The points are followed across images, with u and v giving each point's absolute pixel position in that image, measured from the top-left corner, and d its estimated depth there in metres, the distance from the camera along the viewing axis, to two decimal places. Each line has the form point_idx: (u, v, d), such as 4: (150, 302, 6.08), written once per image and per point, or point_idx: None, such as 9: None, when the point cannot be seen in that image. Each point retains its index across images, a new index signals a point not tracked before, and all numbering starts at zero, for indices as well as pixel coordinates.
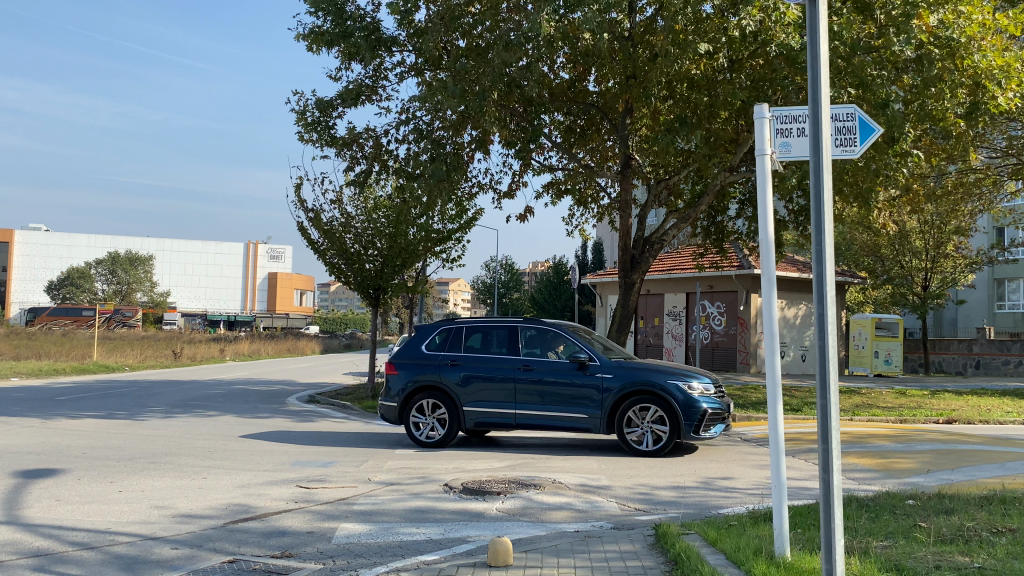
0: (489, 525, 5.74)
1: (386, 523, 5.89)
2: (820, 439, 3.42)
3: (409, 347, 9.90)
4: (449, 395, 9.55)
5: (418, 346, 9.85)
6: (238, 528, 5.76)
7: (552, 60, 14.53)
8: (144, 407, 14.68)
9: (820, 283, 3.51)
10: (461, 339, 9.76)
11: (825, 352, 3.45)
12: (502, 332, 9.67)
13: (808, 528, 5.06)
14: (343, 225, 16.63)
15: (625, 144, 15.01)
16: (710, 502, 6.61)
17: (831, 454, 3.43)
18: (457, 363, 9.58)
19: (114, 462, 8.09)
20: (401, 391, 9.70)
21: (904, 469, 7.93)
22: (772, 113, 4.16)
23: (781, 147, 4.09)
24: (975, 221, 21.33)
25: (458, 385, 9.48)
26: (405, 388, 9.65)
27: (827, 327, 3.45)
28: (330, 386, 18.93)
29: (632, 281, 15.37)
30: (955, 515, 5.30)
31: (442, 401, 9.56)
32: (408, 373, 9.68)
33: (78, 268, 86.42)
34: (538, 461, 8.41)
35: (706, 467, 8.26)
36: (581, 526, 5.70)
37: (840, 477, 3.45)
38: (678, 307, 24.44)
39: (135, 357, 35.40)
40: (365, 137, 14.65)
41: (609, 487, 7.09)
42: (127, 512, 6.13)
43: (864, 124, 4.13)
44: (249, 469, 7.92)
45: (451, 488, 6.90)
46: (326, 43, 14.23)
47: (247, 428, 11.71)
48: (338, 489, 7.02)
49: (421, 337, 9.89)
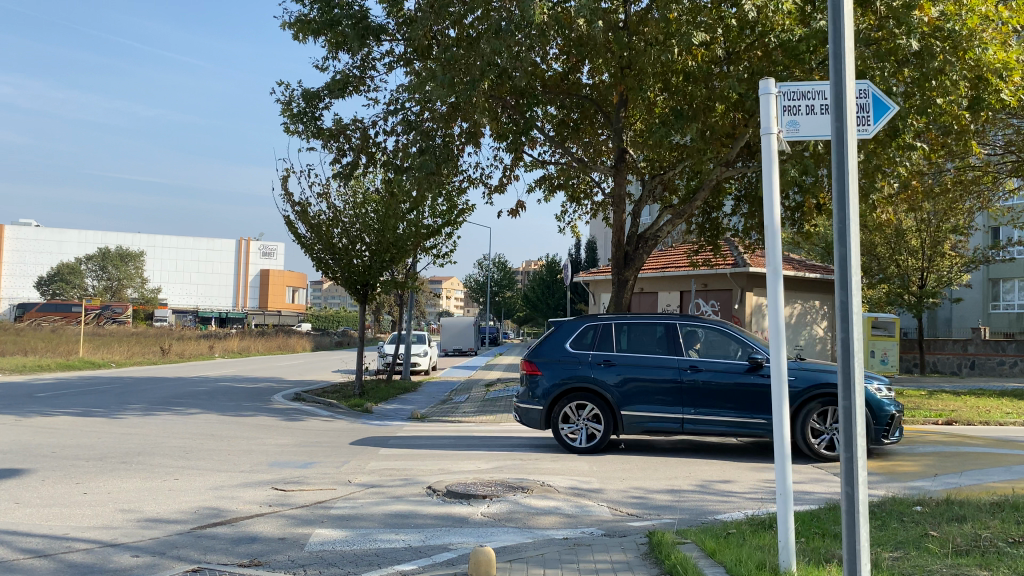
0: (473, 531, 5.41)
1: (364, 529, 5.56)
2: (842, 445, 3.09)
3: (550, 345, 9.29)
4: (606, 397, 8.92)
5: (563, 344, 9.23)
6: (205, 534, 5.41)
7: (545, 51, 14.20)
8: (125, 404, 14.31)
9: (843, 268, 3.17)
10: (612, 337, 9.14)
11: (848, 347, 3.13)
12: (650, 329, 9.06)
13: (812, 538, 4.75)
14: (331, 220, 16.20)
15: (618, 138, 14.71)
16: (706, 507, 6.30)
17: (854, 463, 3.08)
18: (611, 362, 8.96)
19: (84, 462, 7.74)
20: (548, 392, 9.06)
21: (907, 473, 7.64)
22: (778, 88, 3.84)
23: (787, 127, 3.80)
24: (973, 220, 21.09)
25: (613, 386, 8.87)
26: (553, 391, 9.03)
27: (850, 317, 3.14)
28: (318, 384, 18.57)
29: (626, 278, 15.03)
30: (967, 523, 5.00)
31: (596, 404, 8.92)
32: (557, 373, 9.05)
33: (69, 264, 85.74)
34: (528, 462, 8.08)
35: (702, 470, 7.95)
36: (570, 533, 5.37)
37: (865, 491, 3.10)
38: (672, 305, 24.13)
39: (123, 354, 34.97)
40: (352, 128, 14.27)
41: (601, 490, 6.77)
42: (89, 516, 5.78)
43: (879, 102, 3.81)
44: (225, 470, 7.57)
45: (434, 491, 6.58)
46: (312, 32, 13.84)
47: (228, 426, 11.36)
48: (316, 492, 6.69)
49: (566, 335, 9.27)
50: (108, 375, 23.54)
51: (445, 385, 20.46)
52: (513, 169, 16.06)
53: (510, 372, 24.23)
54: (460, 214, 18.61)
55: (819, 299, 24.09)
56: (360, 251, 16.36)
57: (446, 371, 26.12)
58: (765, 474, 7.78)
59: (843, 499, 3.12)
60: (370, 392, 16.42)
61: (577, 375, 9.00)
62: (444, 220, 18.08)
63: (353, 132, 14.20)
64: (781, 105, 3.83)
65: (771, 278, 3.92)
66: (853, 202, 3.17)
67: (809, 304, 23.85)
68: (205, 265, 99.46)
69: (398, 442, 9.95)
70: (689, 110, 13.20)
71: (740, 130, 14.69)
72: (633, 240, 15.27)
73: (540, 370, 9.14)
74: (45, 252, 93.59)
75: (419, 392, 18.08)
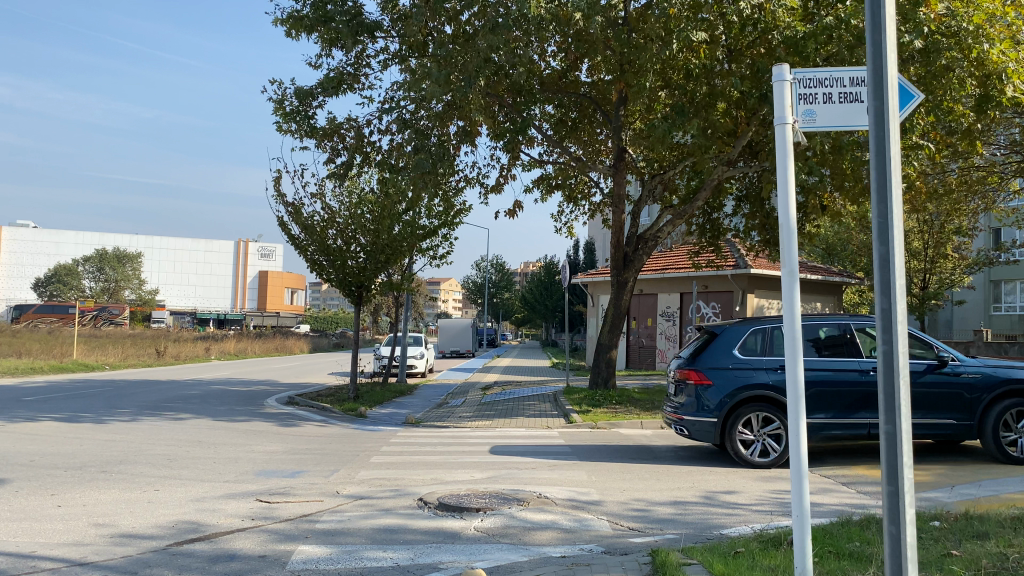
0: (465, 549, 5.11)
1: (350, 545, 5.25)
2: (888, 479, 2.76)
3: (715, 353, 8.54)
4: (784, 401, 8.24)
5: (729, 351, 8.50)
6: (181, 551, 5.11)
7: (542, 47, 13.90)
8: (114, 409, 14.00)
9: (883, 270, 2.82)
10: (783, 342, 8.51)
11: (892, 366, 2.77)
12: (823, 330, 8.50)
13: (826, 558, 4.45)
14: (325, 220, 15.88)
15: (618, 137, 14.40)
16: (711, 520, 6.01)
17: (902, 501, 2.74)
18: None
19: (61, 471, 7.44)
20: (723, 404, 8.28)
21: (920, 483, 7.35)
22: (793, 75, 3.54)
23: (804, 116, 3.51)
24: (978, 221, 20.79)
25: (790, 389, 8.22)
26: (728, 402, 8.27)
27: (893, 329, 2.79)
28: (312, 387, 18.26)
29: (625, 280, 14.73)
30: (989, 540, 4.71)
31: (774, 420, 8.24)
32: (730, 381, 8.31)
33: (66, 265, 85.39)
34: (524, 472, 7.79)
35: (704, 479, 7.66)
36: (568, 550, 5.07)
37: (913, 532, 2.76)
38: (672, 307, 23.84)
39: (118, 356, 34.64)
40: (347, 127, 13.94)
41: (600, 502, 6.48)
42: (59, 531, 5.47)
43: (903, 90, 3.54)
44: (208, 480, 7.28)
45: (425, 504, 6.27)
46: (306, 28, 13.48)
47: (218, 432, 11.06)
48: (302, 505, 6.38)
49: (730, 341, 8.55)
50: (100, 378, 23.21)
51: (441, 388, 20.17)
52: (511, 169, 15.76)
53: (508, 375, 23.95)
54: (456, 215, 18.30)
55: (819, 301, 23.83)
56: (356, 252, 16.06)
57: (443, 374, 25.82)
58: (770, 484, 7.49)
59: (887, 540, 2.79)
60: (365, 396, 16.13)
61: (750, 382, 8.28)
62: (440, 220, 17.79)
63: (347, 131, 13.86)
64: (796, 93, 3.53)
65: (786, 282, 3.50)
66: (896, 196, 2.81)
67: (810, 306, 23.56)
68: (202, 266, 99.10)
69: (391, 449, 9.66)
70: (691, 108, 12.87)
71: (742, 129, 14.39)
72: (633, 241, 14.97)
73: (710, 379, 8.37)
74: (42, 253, 93.21)
75: (415, 395, 17.78)
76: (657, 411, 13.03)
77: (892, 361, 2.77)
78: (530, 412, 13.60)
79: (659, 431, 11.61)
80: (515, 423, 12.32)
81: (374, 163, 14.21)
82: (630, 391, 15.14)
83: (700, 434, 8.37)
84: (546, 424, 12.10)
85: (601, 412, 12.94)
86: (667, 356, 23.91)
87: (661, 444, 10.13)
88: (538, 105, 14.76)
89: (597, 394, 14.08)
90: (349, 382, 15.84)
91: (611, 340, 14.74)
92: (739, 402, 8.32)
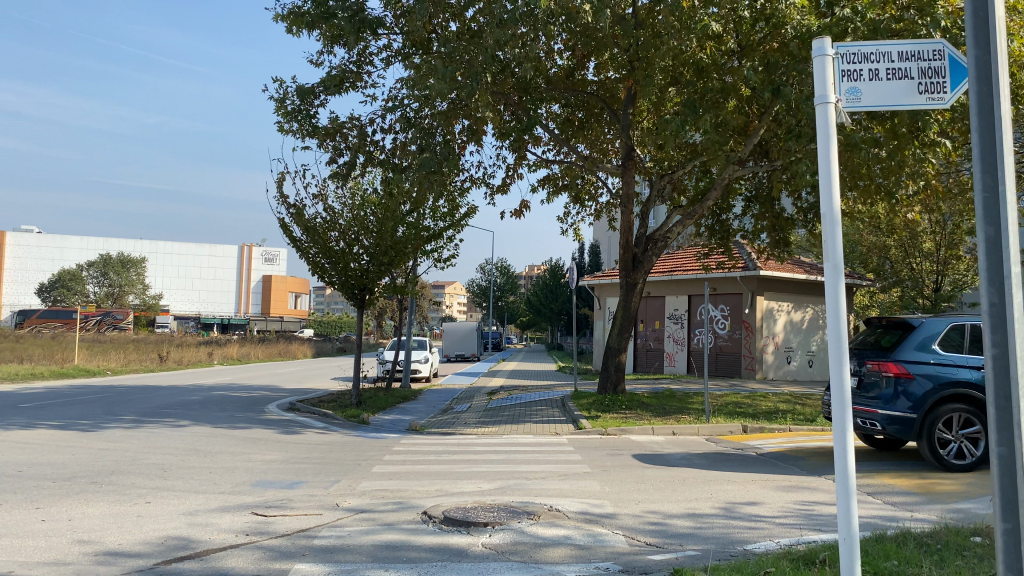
0: (472, 568, 4.76)
1: (349, 564, 4.90)
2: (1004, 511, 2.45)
3: (912, 347, 8.18)
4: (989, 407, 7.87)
5: (927, 346, 8.13)
6: (168, 571, 4.76)
7: (548, 43, 13.55)
8: (111, 415, 13.69)
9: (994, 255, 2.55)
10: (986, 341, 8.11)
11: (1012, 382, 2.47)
12: None
13: None
14: (328, 222, 15.56)
15: (626, 135, 14.05)
16: (734, 535, 5.66)
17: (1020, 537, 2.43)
18: None
19: (49, 483, 7.11)
20: (921, 402, 7.93)
21: (951, 494, 6.98)
22: (835, 49, 3.16)
23: (849, 94, 3.15)
24: (993, 221, 20.38)
25: None
26: (930, 399, 7.89)
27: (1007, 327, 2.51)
28: (315, 393, 17.94)
29: (634, 282, 14.36)
30: None
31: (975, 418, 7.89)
32: (931, 378, 7.94)
33: (70, 270, 85.27)
34: (534, 482, 7.44)
35: (723, 490, 7.30)
36: (583, 569, 4.72)
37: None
38: (680, 310, 23.49)
39: (120, 361, 34.38)
40: (349, 127, 13.61)
41: (615, 516, 6.13)
42: (39, 549, 5.14)
43: (956, 64, 3.22)
44: (203, 492, 6.94)
45: (430, 518, 5.93)
46: (306, 25, 13.14)
47: (217, 439, 10.74)
48: (298, 519, 6.03)
49: (928, 336, 8.18)
50: (102, 383, 22.94)
51: (446, 392, 19.82)
52: (517, 169, 15.42)
53: (513, 379, 23.60)
54: (461, 216, 17.98)
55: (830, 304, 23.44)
56: (358, 255, 15.72)
57: (448, 378, 25.49)
58: (792, 495, 7.13)
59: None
60: (368, 401, 15.79)
61: (953, 381, 7.90)
62: (445, 222, 17.46)
63: (350, 130, 13.53)
64: (839, 69, 3.16)
65: (830, 276, 3.12)
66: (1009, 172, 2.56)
67: (820, 308, 23.18)
68: (206, 270, 98.95)
69: (395, 457, 9.32)
70: (702, 104, 12.51)
71: (753, 127, 14.04)
72: (642, 241, 14.60)
73: (912, 374, 7.98)
74: (46, 258, 93.15)
75: (419, 401, 17.44)
76: (668, 417, 12.67)
77: (1006, 365, 2.49)
78: (537, 417, 13.25)
79: (671, 438, 11.24)
80: (522, 429, 11.97)
81: (376, 163, 13.85)
82: (639, 396, 14.77)
83: (896, 430, 7.99)
84: (554, 431, 11.75)
85: (611, 417, 12.59)
86: (675, 360, 23.54)
87: (674, 451, 9.76)
88: (544, 103, 14.42)
89: (606, 399, 13.73)
90: (352, 387, 15.50)
91: (619, 344, 14.36)
92: (939, 402, 7.96)
